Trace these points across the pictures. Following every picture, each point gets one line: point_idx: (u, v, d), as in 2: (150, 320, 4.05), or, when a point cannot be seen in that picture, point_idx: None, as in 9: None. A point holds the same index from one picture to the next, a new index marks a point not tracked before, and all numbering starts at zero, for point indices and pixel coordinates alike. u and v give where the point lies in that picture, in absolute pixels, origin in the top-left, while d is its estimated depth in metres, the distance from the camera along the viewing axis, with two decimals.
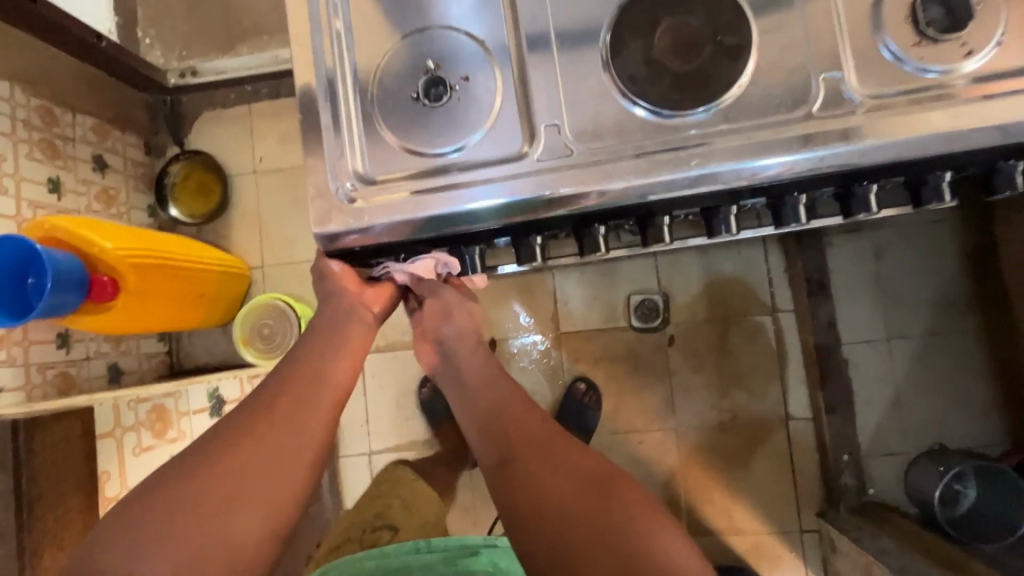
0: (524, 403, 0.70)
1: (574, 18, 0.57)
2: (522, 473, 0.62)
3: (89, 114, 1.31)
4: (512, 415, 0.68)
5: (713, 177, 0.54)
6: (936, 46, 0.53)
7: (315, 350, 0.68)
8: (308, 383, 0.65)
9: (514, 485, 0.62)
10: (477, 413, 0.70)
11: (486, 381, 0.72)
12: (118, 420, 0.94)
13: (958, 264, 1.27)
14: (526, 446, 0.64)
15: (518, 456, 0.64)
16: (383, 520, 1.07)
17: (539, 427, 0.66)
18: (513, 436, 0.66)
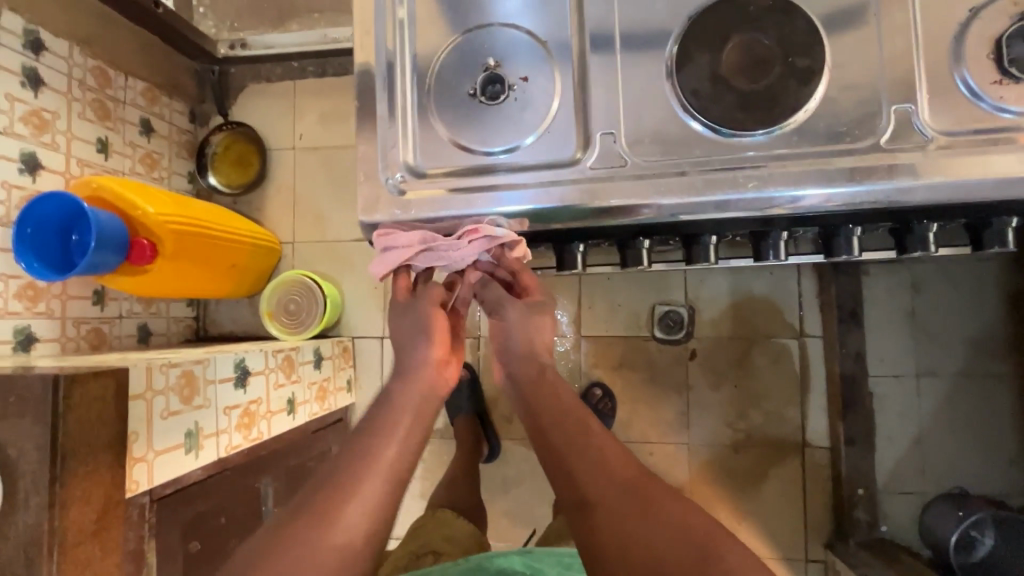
0: (601, 436, 0.62)
1: (641, 26, 0.56)
2: (604, 522, 0.55)
3: (141, 78, 1.34)
4: (589, 455, 0.60)
5: (769, 202, 0.53)
6: (1019, 85, 0.51)
7: (372, 429, 0.61)
8: (368, 463, 0.58)
9: (597, 537, 0.55)
10: (549, 443, 0.63)
11: (555, 411, 0.64)
12: (150, 382, 0.79)
13: (1000, 306, 1.23)
14: (609, 491, 0.57)
15: (599, 499, 0.56)
16: (426, 549, 0.98)
17: (619, 467, 0.59)
18: (591, 473, 0.58)
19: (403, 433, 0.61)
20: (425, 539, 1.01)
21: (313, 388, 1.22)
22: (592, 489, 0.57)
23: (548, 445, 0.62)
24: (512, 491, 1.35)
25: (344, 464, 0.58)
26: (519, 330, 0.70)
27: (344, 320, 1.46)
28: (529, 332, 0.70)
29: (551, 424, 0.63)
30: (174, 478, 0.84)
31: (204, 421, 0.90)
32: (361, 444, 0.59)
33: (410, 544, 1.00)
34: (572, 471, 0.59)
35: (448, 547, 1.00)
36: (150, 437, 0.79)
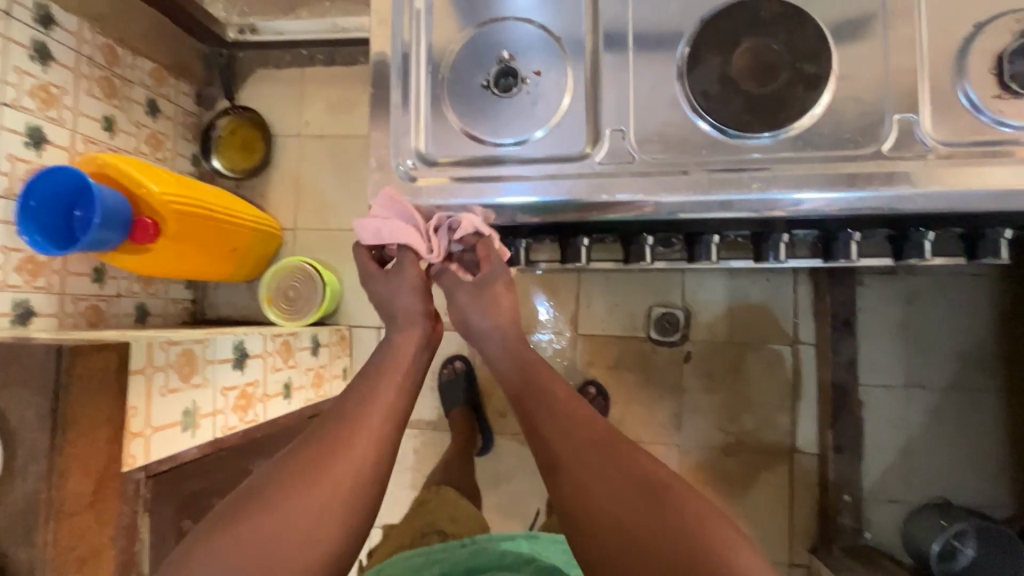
0: (572, 396, 0.58)
1: (654, 26, 0.57)
2: (570, 482, 0.52)
3: (149, 59, 1.33)
4: (561, 413, 0.56)
5: (772, 203, 0.54)
6: (1018, 100, 0.52)
7: (359, 388, 0.57)
8: (357, 421, 0.54)
9: (564, 497, 0.52)
10: (521, 401, 0.59)
11: (525, 374, 0.61)
12: (150, 357, 0.80)
13: (990, 321, 1.25)
14: (576, 450, 0.53)
15: (564, 459, 0.53)
16: (432, 529, 1.01)
17: (588, 426, 0.55)
18: (563, 432, 0.55)
19: (393, 389, 0.58)
20: (430, 519, 1.03)
21: (309, 374, 1.22)
22: (559, 447, 0.54)
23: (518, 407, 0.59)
24: (503, 485, 1.36)
25: (331, 422, 0.54)
26: (475, 311, 0.63)
27: (343, 309, 1.47)
28: (485, 309, 0.62)
29: (520, 388, 0.60)
30: (169, 455, 0.84)
31: (201, 400, 0.90)
32: (349, 402, 0.56)
33: (416, 523, 1.03)
34: (539, 431, 0.55)
35: (455, 527, 1.02)
36: (148, 413, 0.80)
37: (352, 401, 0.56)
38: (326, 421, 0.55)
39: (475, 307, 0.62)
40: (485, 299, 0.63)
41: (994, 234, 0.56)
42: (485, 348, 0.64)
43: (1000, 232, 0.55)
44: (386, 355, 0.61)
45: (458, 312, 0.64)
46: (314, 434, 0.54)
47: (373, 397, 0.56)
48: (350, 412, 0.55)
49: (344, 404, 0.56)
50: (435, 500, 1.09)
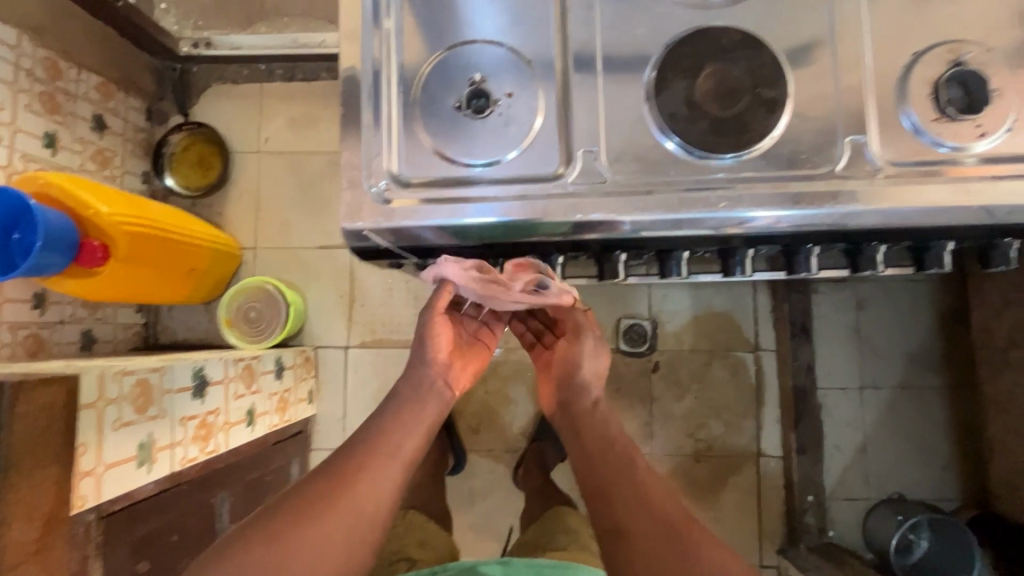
0: (646, 466, 0.62)
1: (622, 50, 0.59)
2: (642, 551, 0.54)
3: (95, 73, 1.27)
4: (633, 484, 0.59)
5: (738, 221, 0.56)
6: (954, 124, 0.56)
7: (374, 429, 0.63)
8: (379, 456, 0.60)
9: (632, 566, 0.54)
10: (597, 468, 0.62)
11: (603, 439, 0.65)
12: (102, 390, 0.75)
13: (932, 323, 1.33)
14: (644, 525, 0.55)
15: (637, 533, 0.55)
16: (400, 555, 0.98)
17: (660, 498, 0.58)
18: (637, 503, 0.57)
19: (409, 432, 0.64)
20: (397, 546, 1.01)
21: (273, 399, 1.17)
22: (630, 520, 0.56)
23: (593, 469, 0.62)
24: (477, 504, 1.34)
25: (356, 453, 0.60)
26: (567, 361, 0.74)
27: (307, 330, 1.43)
28: (594, 363, 0.75)
29: (604, 449, 0.64)
30: (125, 492, 0.80)
31: (158, 432, 0.86)
32: (363, 443, 0.61)
33: (382, 550, 1.00)
34: (612, 496, 0.59)
35: (422, 552, 1.01)
36: (99, 450, 0.75)
37: (375, 438, 0.62)
38: (338, 458, 0.60)
39: (592, 357, 0.75)
40: (598, 352, 0.76)
41: (938, 245, 0.60)
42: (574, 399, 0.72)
43: (943, 244, 0.60)
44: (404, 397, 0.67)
45: (573, 350, 0.75)
46: (327, 467, 0.59)
47: (397, 432, 0.63)
48: (365, 452, 0.60)
49: (358, 443, 0.61)
50: (404, 525, 1.08)
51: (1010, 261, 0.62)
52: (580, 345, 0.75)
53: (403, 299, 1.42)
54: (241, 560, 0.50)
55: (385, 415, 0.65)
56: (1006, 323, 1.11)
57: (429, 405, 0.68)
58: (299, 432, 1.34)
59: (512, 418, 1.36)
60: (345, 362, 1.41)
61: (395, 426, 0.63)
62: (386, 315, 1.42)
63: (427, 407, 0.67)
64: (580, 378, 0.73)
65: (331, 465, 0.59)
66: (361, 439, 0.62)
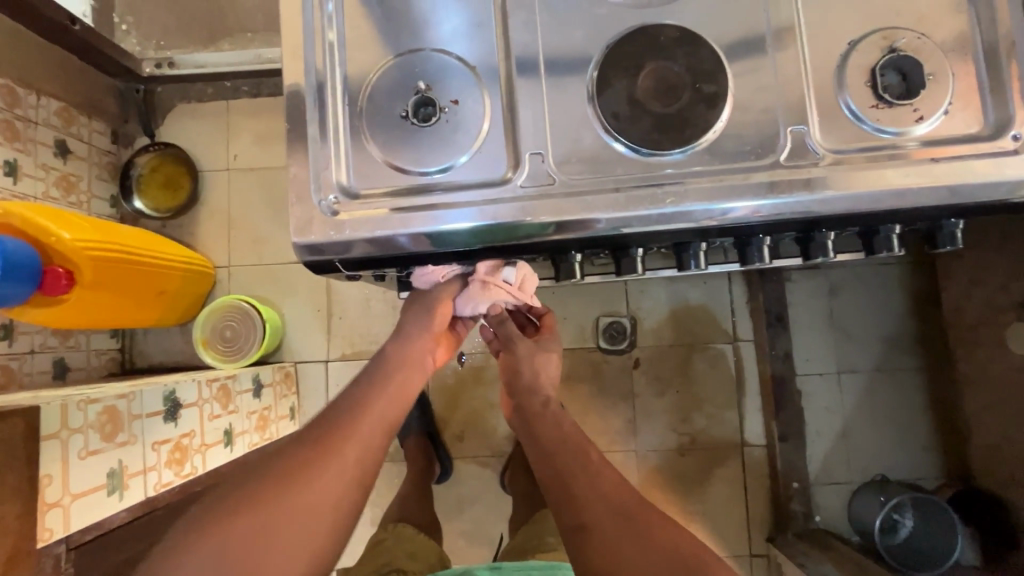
0: (599, 460, 0.66)
1: (564, 52, 0.59)
2: (603, 543, 0.57)
3: (56, 98, 1.25)
4: (589, 476, 0.63)
5: (685, 215, 0.56)
6: (893, 109, 0.57)
7: (342, 410, 0.65)
8: (354, 427, 0.63)
9: (594, 559, 0.57)
10: (554, 467, 0.66)
11: (559, 437, 0.70)
12: (66, 420, 0.74)
13: (905, 304, 1.35)
14: (605, 515, 0.59)
15: (599, 525, 0.59)
16: (391, 567, 0.97)
17: (617, 491, 0.62)
18: (595, 497, 0.61)
19: (383, 405, 0.67)
20: (388, 557, 1.00)
21: (252, 418, 1.16)
22: (590, 513, 0.60)
23: (552, 467, 0.66)
24: (465, 511, 1.34)
25: (335, 423, 0.64)
26: (527, 362, 0.79)
27: (286, 346, 1.42)
28: (537, 364, 0.80)
29: (560, 448, 0.68)
30: (95, 522, 0.78)
31: (129, 459, 0.84)
32: (332, 425, 0.63)
33: (372, 564, 0.99)
34: (572, 492, 0.62)
35: (414, 564, 1.00)
36: (65, 480, 0.73)
37: (352, 407, 0.66)
38: (305, 439, 0.62)
39: (531, 360, 0.79)
40: (536, 355, 0.80)
41: (886, 230, 0.60)
42: (527, 403, 0.77)
43: (890, 228, 0.60)
44: (380, 373, 0.70)
45: (513, 359, 0.79)
46: (294, 448, 0.61)
47: (376, 398, 0.67)
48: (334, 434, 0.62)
49: (343, 409, 0.65)
50: (392, 538, 1.08)
51: (956, 241, 0.62)
52: (517, 353, 0.79)
53: (380, 310, 1.41)
54: (220, 532, 0.54)
55: (367, 384, 0.68)
56: (975, 300, 1.14)
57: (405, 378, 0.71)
58: None
59: (497, 423, 1.35)
60: (325, 376, 1.41)
61: (364, 406, 0.66)
62: (364, 326, 1.42)
63: (404, 381, 0.70)
64: (527, 380, 0.78)
65: (299, 446, 0.61)
66: (343, 406, 0.66)
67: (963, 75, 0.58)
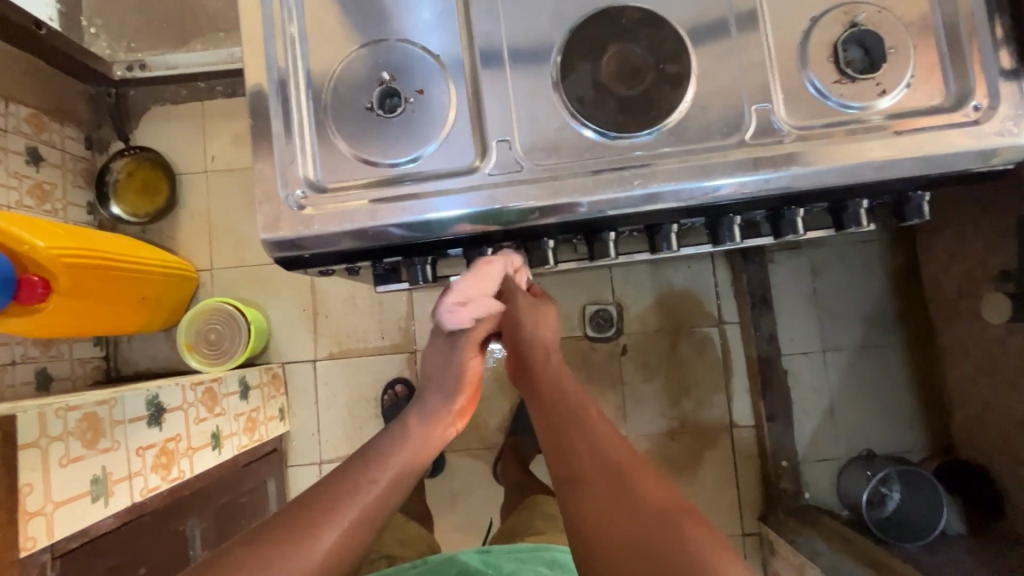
0: (598, 418, 0.65)
1: (527, 37, 0.59)
2: (590, 496, 0.58)
3: (25, 104, 1.23)
4: (582, 432, 0.63)
5: (655, 197, 0.57)
6: (855, 84, 0.58)
7: (343, 476, 0.61)
8: (366, 481, 0.61)
9: (583, 508, 0.58)
10: (549, 423, 0.66)
11: (556, 391, 0.69)
12: (44, 428, 0.73)
13: (886, 281, 1.37)
14: (595, 469, 0.60)
15: (587, 477, 0.59)
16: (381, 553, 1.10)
17: (611, 446, 0.62)
18: (587, 453, 0.61)
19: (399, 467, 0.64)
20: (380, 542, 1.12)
21: (240, 420, 1.16)
22: (581, 466, 0.60)
23: (548, 423, 0.66)
24: (459, 503, 1.34)
25: (347, 476, 0.61)
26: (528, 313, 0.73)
27: (272, 347, 1.41)
28: (539, 317, 0.74)
29: (555, 404, 0.67)
30: (80, 529, 0.78)
31: (113, 465, 0.84)
32: (334, 491, 0.59)
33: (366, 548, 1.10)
34: (566, 446, 0.63)
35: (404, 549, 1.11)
36: (47, 489, 0.73)
37: (366, 461, 0.64)
38: (309, 500, 0.59)
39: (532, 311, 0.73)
40: (538, 309, 0.74)
41: (854, 205, 0.61)
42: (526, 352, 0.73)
43: (857, 203, 0.60)
44: (398, 432, 0.69)
45: (514, 311, 0.72)
46: (299, 508, 0.58)
47: (388, 457, 0.65)
48: (334, 502, 0.58)
49: (358, 462, 0.64)
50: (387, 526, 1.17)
51: (923, 214, 0.63)
52: (517, 306, 0.72)
53: (366, 307, 1.41)
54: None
55: (384, 441, 0.67)
56: (953, 274, 1.15)
57: (428, 434, 0.69)
58: (273, 451, 1.32)
59: (487, 415, 1.35)
60: (314, 375, 1.40)
61: (380, 460, 0.64)
62: (350, 323, 1.41)
63: (421, 442, 0.68)
64: (523, 332, 0.72)
65: (303, 505, 0.58)
66: (358, 459, 0.64)
67: (925, 47, 0.58)
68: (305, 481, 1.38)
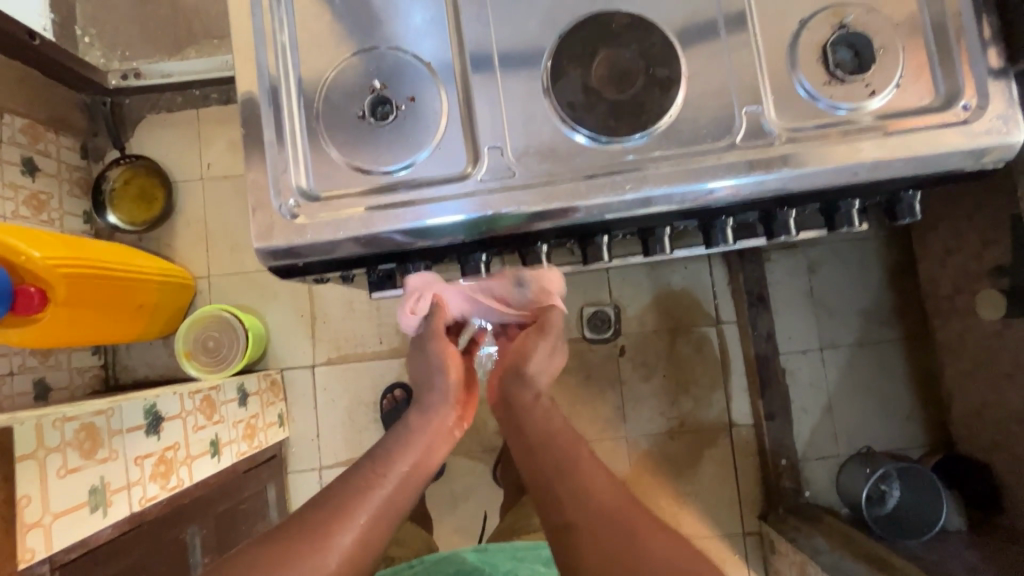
0: (588, 458, 0.64)
1: (518, 43, 0.59)
2: (590, 545, 0.55)
3: (20, 114, 1.23)
4: (575, 476, 0.61)
5: (646, 201, 0.57)
6: (845, 85, 0.58)
7: (353, 480, 0.61)
8: (376, 484, 0.61)
9: (585, 560, 0.55)
10: (539, 468, 0.64)
11: (545, 434, 0.67)
12: (42, 439, 0.73)
13: (882, 278, 1.37)
14: (592, 515, 0.57)
15: (584, 524, 0.57)
16: None
17: (605, 489, 0.60)
18: (583, 498, 0.59)
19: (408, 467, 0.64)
20: None
21: (239, 427, 1.16)
22: (577, 513, 0.58)
23: (538, 469, 0.64)
24: (459, 507, 1.34)
25: (355, 479, 0.61)
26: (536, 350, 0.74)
27: (270, 353, 1.41)
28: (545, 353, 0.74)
29: (543, 448, 0.65)
30: (79, 540, 0.78)
31: (111, 475, 0.84)
32: (345, 495, 0.59)
33: None
34: (558, 493, 0.60)
35: None
36: (45, 500, 0.73)
37: (375, 462, 0.64)
38: (320, 504, 0.59)
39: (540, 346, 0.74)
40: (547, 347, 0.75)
41: (845, 205, 0.61)
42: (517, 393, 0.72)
43: (849, 203, 0.61)
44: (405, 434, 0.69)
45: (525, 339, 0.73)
46: (310, 511, 0.58)
47: (397, 459, 0.64)
48: (346, 505, 0.58)
49: (366, 465, 0.63)
50: None
51: (915, 213, 0.63)
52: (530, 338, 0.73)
53: (364, 312, 1.41)
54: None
55: (392, 443, 0.67)
56: (950, 270, 1.15)
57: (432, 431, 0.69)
58: (273, 457, 1.32)
59: (486, 418, 1.36)
60: (312, 381, 1.40)
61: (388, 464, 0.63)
62: (348, 328, 1.41)
63: (429, 444, 0.68)
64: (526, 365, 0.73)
65: (315, 509, 0.58)
66: (366, 463, 0.64)
67: (914, 48, 0.58)
68: (305, 486, 1.38)
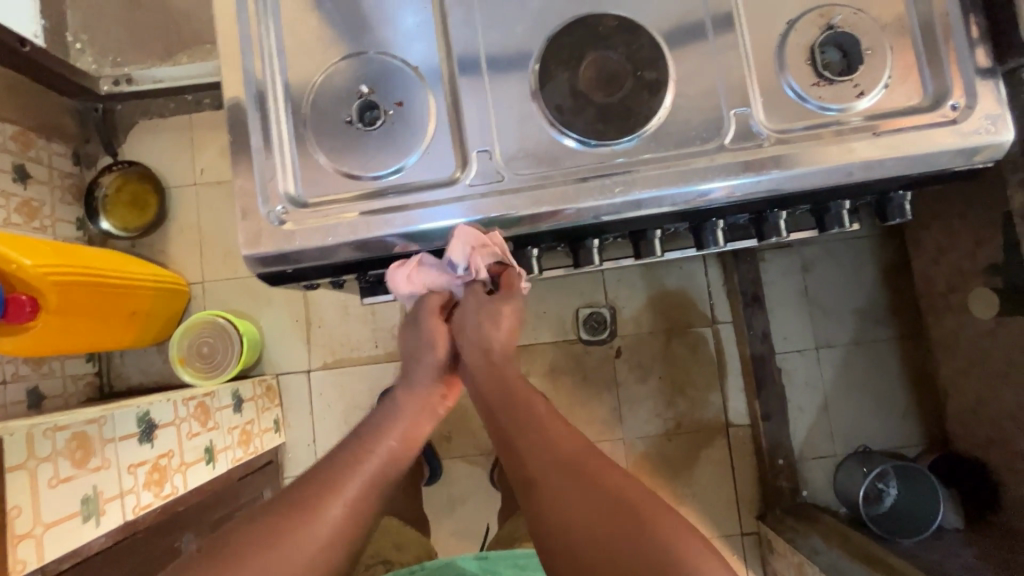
0: (545, 407, 0.61)
1: (506, 46, 0.59)
2: (546, 496, 0.54)
3: (11, 122, 1.22)
4: (532, 428, 0.59)
5: (636, 204, 0.57)
6: (834, 86, 0.58)
7: (341, 455, 0.60)
8: (363, 458, 0.59)
9: (541, 512, 0.53)
10: (499, 422, 0.61)
11: (502, 387, 0.63)
12: (33, 449, 0.72)
13: (877, 276, 1.37)
14: (548, 466, 0.55)
15: (540, 477, 0.55)
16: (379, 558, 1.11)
17: (563, 438, 0.57)
18: (540, 450, 0.57)
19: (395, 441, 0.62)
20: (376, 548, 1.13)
21: (234, 433, 1.15)
22: (534, 465, 0.56)
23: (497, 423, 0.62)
24: (457, 510, 1.34)
25: (344, 454, 0.60)
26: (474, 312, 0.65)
27: (266, 358, 1.41)
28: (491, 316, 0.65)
29: (501, 403, 0.62)
30: (71, 550, 0.78)
31: (104, 484, 0.83)
32: (331, 468, 0.58)
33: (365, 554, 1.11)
34: (516, 447, 0.58)
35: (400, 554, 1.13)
36: (35, 511, 0.72)
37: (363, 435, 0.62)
38: (311, 478, 0.57)
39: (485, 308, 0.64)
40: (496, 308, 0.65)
41: (835, 206, 0.61)
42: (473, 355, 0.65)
43: (839, 205, 0.61)
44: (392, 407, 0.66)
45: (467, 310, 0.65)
46: (299, 487, 0.57)
47: (384, 432, 0.62)
48: (334, 480, 0.57)
49: (354, 439, 0.62)
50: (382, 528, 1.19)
51: (905, 213, 0.63)
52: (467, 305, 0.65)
53: (359, 316, 1.41)
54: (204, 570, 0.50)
55: (380, 416, 0.64)
56: (943, 269, 1.15)
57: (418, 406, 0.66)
58: (269, 463, 1.31)
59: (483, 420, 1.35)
60: (308, 385, 1.40)
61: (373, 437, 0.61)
62: (344, 332, 1.41)
63: (415, 416, 0.65)
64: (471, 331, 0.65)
65: (303, 484, 0.57)
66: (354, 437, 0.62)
67: (901, 49, 0.58)
68: None
